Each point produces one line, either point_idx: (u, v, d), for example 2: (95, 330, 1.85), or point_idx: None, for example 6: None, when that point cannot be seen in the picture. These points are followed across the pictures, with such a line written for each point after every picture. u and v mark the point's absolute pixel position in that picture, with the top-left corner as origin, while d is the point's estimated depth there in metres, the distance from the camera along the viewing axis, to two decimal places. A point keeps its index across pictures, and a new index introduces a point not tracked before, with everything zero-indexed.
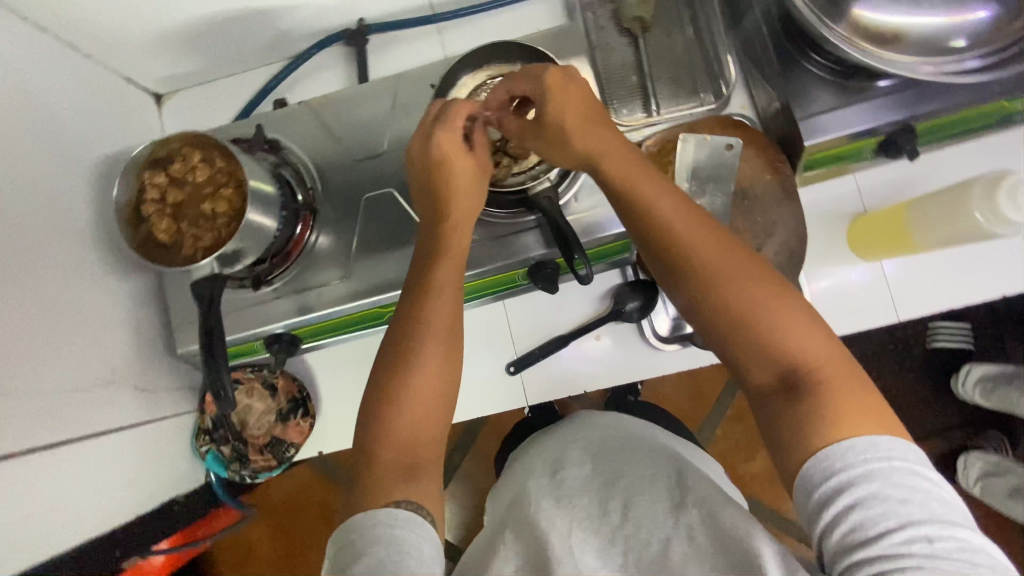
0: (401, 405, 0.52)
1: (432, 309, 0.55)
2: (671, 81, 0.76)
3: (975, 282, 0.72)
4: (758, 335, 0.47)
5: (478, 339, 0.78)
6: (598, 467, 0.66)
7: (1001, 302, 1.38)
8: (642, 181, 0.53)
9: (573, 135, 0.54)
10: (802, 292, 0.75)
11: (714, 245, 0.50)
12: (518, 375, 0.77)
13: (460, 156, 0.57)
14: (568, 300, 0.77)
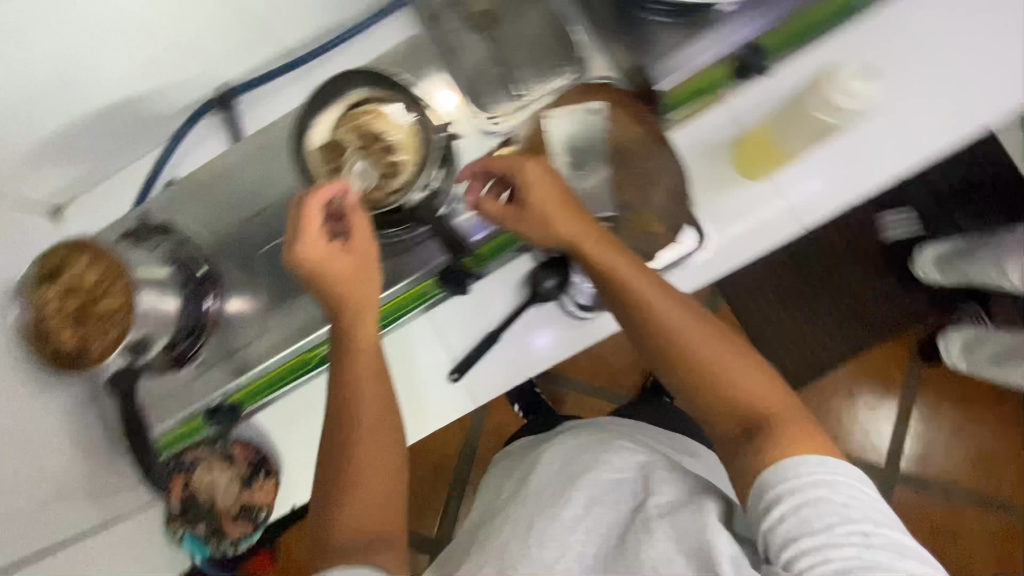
0: (348, 477, 0.55)
1: (368, 392, 0.59)
2: (533, 65, 0.79)
3: (861, 173, 0.73)
4: (720, 379, 0.58)
5: (415, 356, 0.77)
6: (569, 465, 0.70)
7: (938, 181, 1.39)
8: (615, 258, 0.63)
9: (545, 218, 0.64)
10: (709, 227, 0.75)
11: (679, 311, 0.61)
12: (463, 380, 0.77)
13: (337, 258, 0.59)
14: (489, 295, 0.77)
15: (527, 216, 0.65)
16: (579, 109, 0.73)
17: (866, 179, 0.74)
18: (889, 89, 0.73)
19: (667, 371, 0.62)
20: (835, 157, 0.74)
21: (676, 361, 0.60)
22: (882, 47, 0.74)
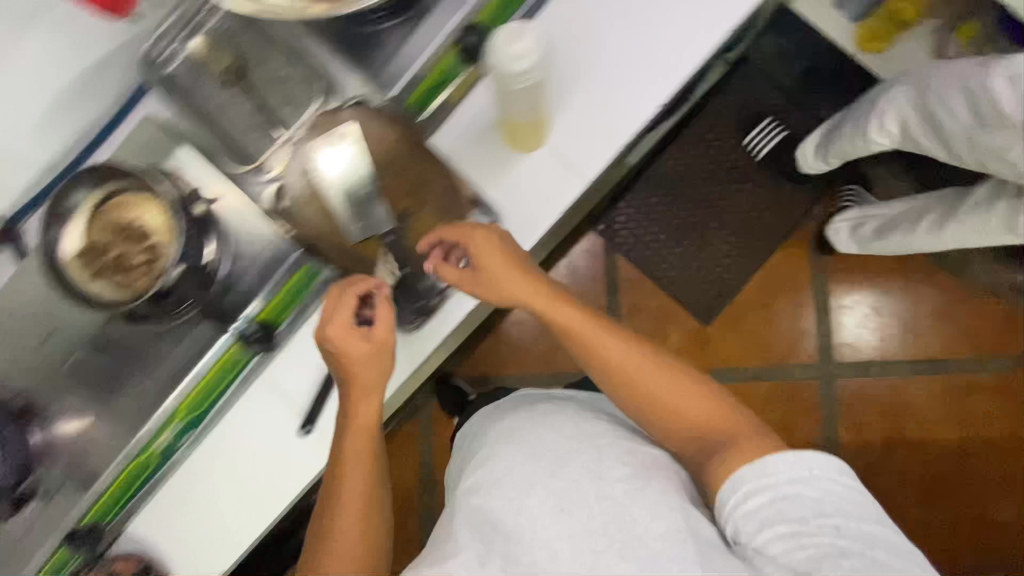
0: (334, 553, 0.67)
1: (355, 469, 0.71)
2: (291, 105, 0.76)
3: (620, 120, 0.75)
4: (680, 411, 0.77)
5: (260, 421, 0.77)
6: (529, 454, 0.77)
7: (779, 80, 1.42)
8: (591, 327, 0.80)
9: (497, 288, 0.69)
10: (497, 210, 0.75)
11: (648, 363, 0.79)
12: (315, 429, 0.77)
13: (352, 345, 0.68)
14: (317, 340, 0.77)
15: (482, 280, 0.68)
16: (329, 136, 0.70)
17: (632, 117, 0.75)
18: (622, 30, 0.75)
19: (621, 391, 0.79)
20: (596, 105, 0.75)
21: (636, 387, 0.78)
22: None
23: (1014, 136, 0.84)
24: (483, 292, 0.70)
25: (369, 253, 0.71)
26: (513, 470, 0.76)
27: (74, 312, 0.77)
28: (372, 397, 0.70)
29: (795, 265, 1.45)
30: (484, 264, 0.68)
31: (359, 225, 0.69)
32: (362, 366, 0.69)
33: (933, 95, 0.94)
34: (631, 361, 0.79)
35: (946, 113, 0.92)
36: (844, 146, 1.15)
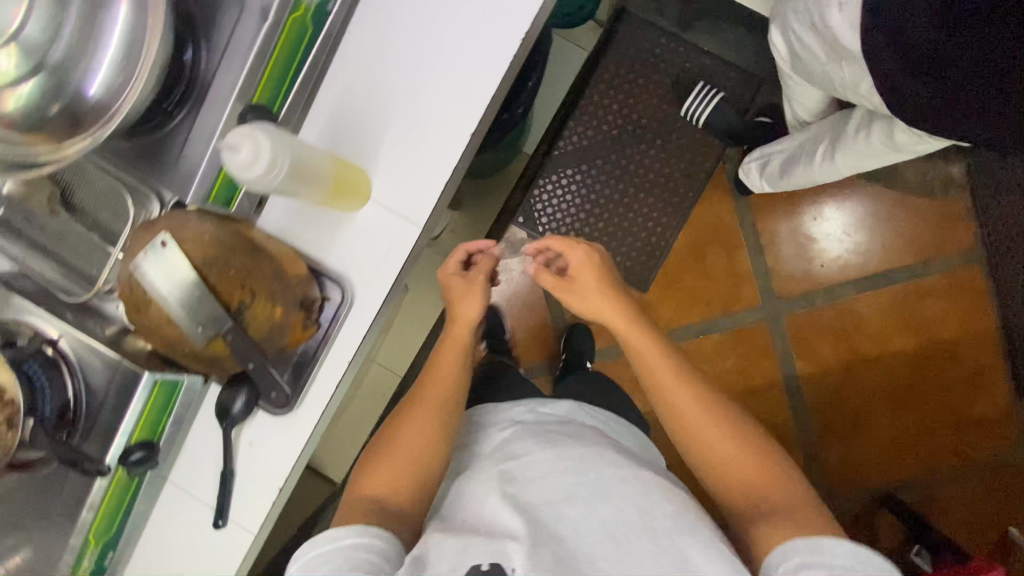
0: (392, 436, 0.81)
1: (439, 380, 0.86)
2: (117, 216, 0.74)
3: (441, 156, 0.72)
4: (708, 452, 0.76)
5: (178, 518, 0.79)
6: (569, 464, 0.73)
7: (664, 27, 1.37)
8: (643, 351, 0.82)
9: (582, 301, 0.85)
10: (340, 274, 0.75)
11: (691, 399, 0.78)
12: (230, 520, 0.78)
13: (460, 286, 0.91)
14: (210, 435, 0.77)
15: (572, 288, 0.85)
16: (142, 252, 0.62)
17: (450, 149, 0.73)
18: (421, 63, 0.71)
19: (669, 419, 0.80)
20: (410, 147, 0.73)
21: (685, 422, 0.78)
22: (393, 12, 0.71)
23: (859, 70, 0.79)
24: (569, 297, 0.86)
25: (218, 352, 0.69)
26: (554, 473, 0.73)
27: None
28: (461, 320, 0.90)
29: (720, 206, 1.43)
30: (579, 274, 0.85)
31: (202, 329, 0.66)
32: (460, 296, 0.90)
33: (791, 31, 0.89)
34: (683, 399, 0.78)
35: (807, 49, 0.87)
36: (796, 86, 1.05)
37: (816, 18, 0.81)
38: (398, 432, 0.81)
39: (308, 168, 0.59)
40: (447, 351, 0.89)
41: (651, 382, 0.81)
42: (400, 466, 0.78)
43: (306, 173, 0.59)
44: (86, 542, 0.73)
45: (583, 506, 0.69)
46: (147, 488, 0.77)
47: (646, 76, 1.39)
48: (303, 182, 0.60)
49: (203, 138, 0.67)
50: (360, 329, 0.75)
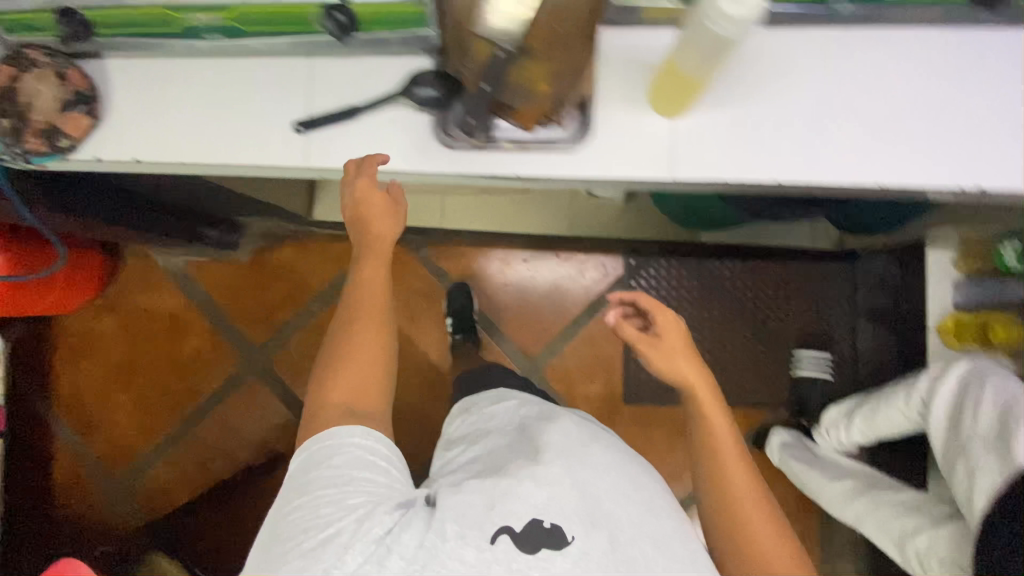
0: (342, 373, 0.85)
1: (371, 287, 0.90)
2: None
3: (747, 162, 0.74)
4: (734, 518, 0.80)
5: (281, 81, 0.76)
6: (620, 474, 0.83)
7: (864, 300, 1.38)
8: (698, 384, 0.85)
9: (661, 362, 0.86)
10: (591, 120, 0.75)
11: (727, 439, 0.84)
12: (307, 137, 0.75)
13: (372, 208, 0.85)
14: (379, 82, 0.74)
15: (657, 345, 0.87)
16: None
17: (754, 170, 0.74)
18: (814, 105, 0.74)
19: (728, 518, 0.81)
20: (738, 133, 0.74)
21: (744, 528, 0.79)
22: (839, 60, 0.74)
23: (995, 474, 0.86)
24: (654, 354, 0.86)
25: (477, 53, 0.69)
26: (598, 461, 0.84)
27: None
28: (384, 231, 0.89)
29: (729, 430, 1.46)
30: (667, 335, 0.87)
31: (489, 16, 0.64)
32: (374, 211, 0.86)
33: (971, 394, 0.95)
34: (749, 497, 0.80)
35: (971, 414, 0.93)
36: (878, 422, 1.11)
37: (1007, 411, 0.88)
38: (352, 343, 0.86)
39: (711, 48, 0.61)
40: (376, 237, 0.89)
41: (702, 427, 0.85)
42: (355, 386, 0.84)
43: (714, 48, 0.61)
44: (222, 11, 0.69)
45: (632, 507, 0.79)
46: (299, 46, 0.74)
47: (813, 305, 1.42)
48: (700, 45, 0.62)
49: None
50: (547, 168, 0.76)
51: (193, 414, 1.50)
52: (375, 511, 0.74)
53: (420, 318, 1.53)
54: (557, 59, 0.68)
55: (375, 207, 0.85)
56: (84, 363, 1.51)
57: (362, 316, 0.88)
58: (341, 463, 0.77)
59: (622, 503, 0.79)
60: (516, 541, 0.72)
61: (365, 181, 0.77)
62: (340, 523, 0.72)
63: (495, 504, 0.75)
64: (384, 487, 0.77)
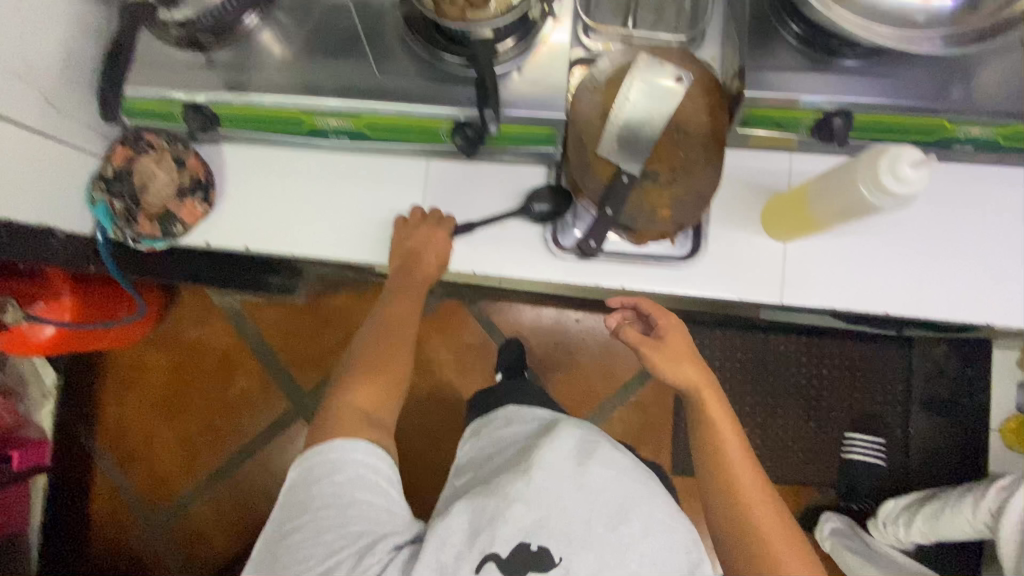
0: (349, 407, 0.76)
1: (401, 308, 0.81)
2: (655, 11, 0.76)
3: (856, 291, 0.74)
4: (752, 538, 0.70)
5: (400, 181, 0.79)
6: (625, 486, 0.72)
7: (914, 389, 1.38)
8: (712, 402, 0.76)
9: (667, 367, 0.76)
10: (706, 240, 0.75)
11: (741, 457, 0.74)
12: None
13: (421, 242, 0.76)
14: (491, 187, 0.79)
15: (661, 350, 0.76)
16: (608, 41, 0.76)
17: (863, 301, 0.74)
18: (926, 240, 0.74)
19: (734, 525, 0.71)
20: (851, 263, 0.74)
21: (754, 531, 0.70)
22: (953, 196, 0.74)
23: None
24: (665, 360, 0.76)
25: (599, 173, 0.71)
26: (613, 482, 0.72)
27: None
28: (423, 266, 0.78)
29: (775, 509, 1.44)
30: (672, 337, 0.77)
31: (615, 144, 0.68)
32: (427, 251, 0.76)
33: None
34: (756, 499, 0.72)
35: None
36: (942, 526, 1.13)
37: None
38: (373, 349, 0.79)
39: (842, 202, 0.61)
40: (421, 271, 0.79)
41: (710, 444, 0.75)
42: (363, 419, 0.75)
43: (842, 196, 0.60)
44: (353, 119, 0.69)
45: (635, 530, 0.69)
46: (421, 151, 0.77)
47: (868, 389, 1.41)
48: (835, 191, 0.62)
49: (803, 86, 0.66)
50: (656, 281, 0.76)
51: (237, 450, 1.50)
52: (371, 543, 0.67)
53: (467, 372, 1.52)
54: (678, 184, 0.70)
55: (431, 251, 0.76)
56: (133, 399, 1.50)
57: (382, 348, 0.80)
58: (343, 482, 0.70)
59: (626, 525, 0.69)
60: (501, 569, 0.66)
61: (437, 236, 0.76)
62: (334, 555, 0.66)
63: (481, 531, 0.68)
64: (384, 514, 0.70)
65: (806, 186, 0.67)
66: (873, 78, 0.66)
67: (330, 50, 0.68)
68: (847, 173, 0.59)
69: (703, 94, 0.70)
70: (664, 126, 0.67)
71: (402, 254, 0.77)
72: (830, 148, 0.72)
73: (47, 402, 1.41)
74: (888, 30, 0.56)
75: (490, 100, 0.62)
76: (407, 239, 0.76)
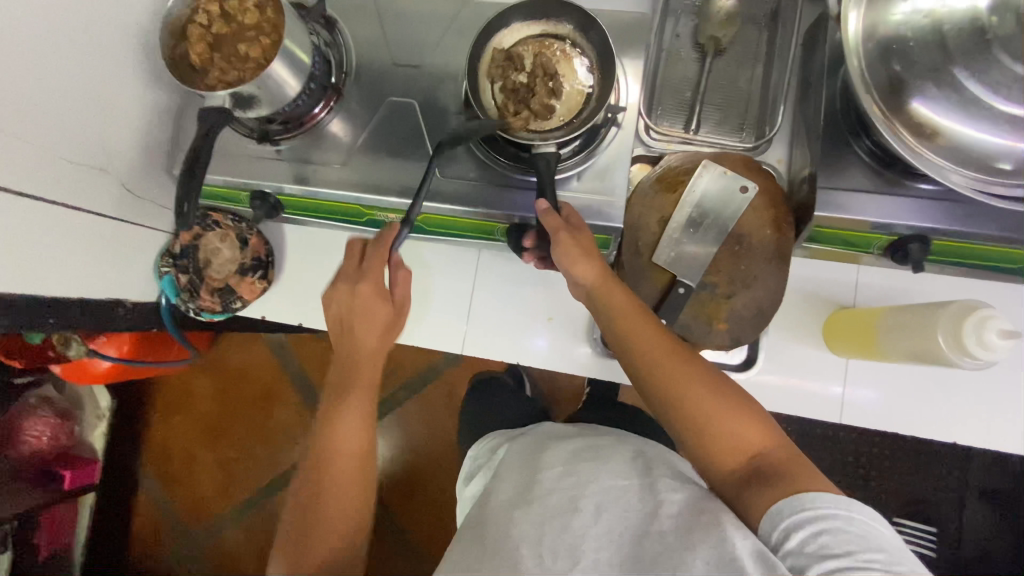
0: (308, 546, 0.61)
1: (352, 437, 0.65)
2: (720, 108, 0.77)
3: (919, 414, 0.71)
4: (692, 424, 0.55)
5: (450, 268, 0.81)
6: (568, 477, 0.61)
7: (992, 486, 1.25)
8: (614, 291, 0.60)
9: (574, 268, 0.59)
10: (762, 356, 0.74)
11: (658, 341, 0.58)
12: (465, 324, 0.81)
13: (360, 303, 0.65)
14: (542, 281, 0.80)
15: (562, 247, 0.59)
16: (669, 144, 0.76)
17: (927, 426, 0.71)
18: (1004, 368, 0.69)
19: (670, 411, 0.56)
20: (919, 384, 0.71)
21: (688, 410, 0.55)
22: None
23: None
24: (565, 254, 0.58)
25: (653, 279, 0.69)
26: (567, 474, 0.62)
27: (449, 66, 0.71)
28: (359, 328, 0.65)
29: None
30: (580, 227, 0.61)
31: (672, 254, 0.69)
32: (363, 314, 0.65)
33: None
34: (684, 378, 0.56)
35: None
36: None
37: None
38: (330, 503, 0.63)
39: (916, 346, 0.59)
40: (367, 365, 0.67)
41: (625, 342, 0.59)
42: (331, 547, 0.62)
43: (917, 339, 0.58)
44: (413, 215, 0.72)
45: (587, 517, 0.56)
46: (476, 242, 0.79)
47: (934, 481, 1.27)
48: (912, 332, 0.59)
49: (876, 209, 0.63)
50: None
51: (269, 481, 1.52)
52: None
53: None
54: (736, 298, 0.68)
55: (374, 317, 0.65)
56: (176, 423, 1.54)
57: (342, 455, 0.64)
58: None
59: (576, 516, 0.57)
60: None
61: (367, 288, 0.64)
62: None
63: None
64: None
65: (881, 310, 0.64)
66: (952, 201, 0.62)
67: (394, 147, 0.70)
68: (931, 317, 0.57)
69: (769, 208, 0.69)
70: (723, 234, 0.69)
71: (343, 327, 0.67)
72: (904, 267, 0.69)
73: (100, 423, 1.49)
74: (966, 176, 0.54)
75: (549, 192, 0.60)
76: (335, 307, 0.67)
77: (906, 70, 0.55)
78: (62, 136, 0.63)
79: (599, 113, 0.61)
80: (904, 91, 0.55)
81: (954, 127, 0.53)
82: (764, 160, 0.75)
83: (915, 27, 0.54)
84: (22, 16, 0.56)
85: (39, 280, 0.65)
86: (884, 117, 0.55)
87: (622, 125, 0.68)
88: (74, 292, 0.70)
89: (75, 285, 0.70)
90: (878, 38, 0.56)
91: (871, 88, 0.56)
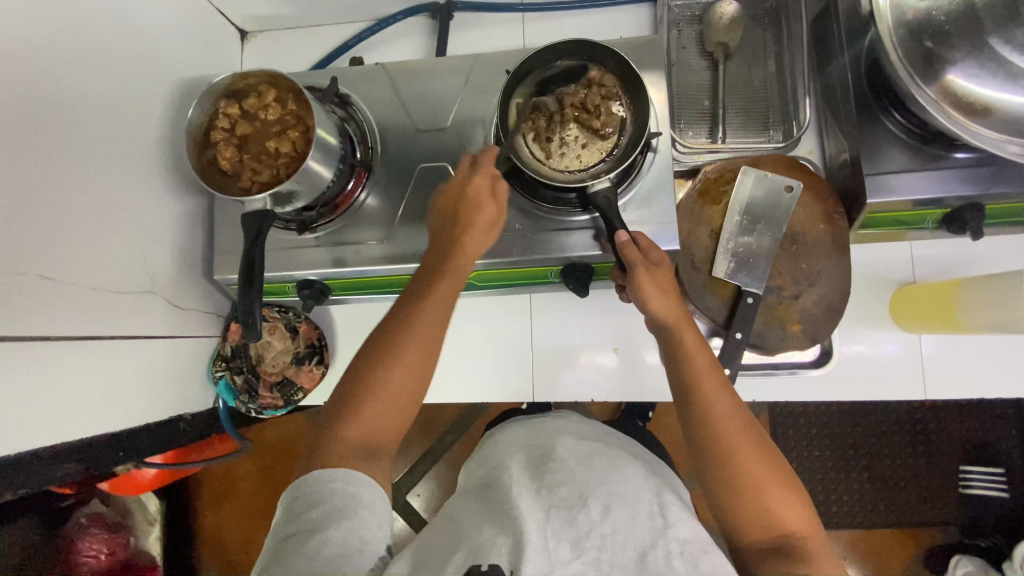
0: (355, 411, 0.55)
1: (425, 326, 0.58)
2: (742, 111, 0.78)
3: (1002, 377, 0.70)
4: (736, 478, 0.54)
5: (504, 318, 0.81)
6: (582, 471, 0.59)
7: None
8: (685, 324, 0.61)
9: (641, 289, 0.60)
10: (834, 349, 0.73)
11: (723, 386, 0.58)
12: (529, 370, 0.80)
13: (478, 193, 0.61)
14: (599, 313, 0.80)
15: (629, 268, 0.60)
16: (702, 154, 0.75)
17: (1011, 388, 0.70)
18: None
19: (715, 461, 0.56)
20: (995, 348, 0.71)
21: (736, 464, 0.54)
22: None
23: None
24: (636, 272, 0.59)
25: (717, 293, 0.69)
26: (580, 466, 0.59)
27: (473, 122, 0.70)
28: (471, 219, 0.61)
29: None
30: (653, 254, 0.61)
31: (731, 263, 0.68)
32: (478, 211, 0.61)
33: None
34: (736, 431, 0.56)
35: None
36: None
37: None
38: (392, 377, 0.56)
39: (1004, 314, 0.61)
40: (458, 262, 0.60)
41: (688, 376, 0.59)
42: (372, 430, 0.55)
43: (1005, 307, 0.61)
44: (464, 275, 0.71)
45: (595, 513, 0.54)
46: (526, 288, 0.79)
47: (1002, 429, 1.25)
48: (999, 300, 0.62)
49: (925, 188, 0.63)
50: (792, 391, 0.74)
51: None
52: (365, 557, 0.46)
53: None
54: (804, 297, 0.68)
55: (481, 213, 0.61)
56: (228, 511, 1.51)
57: (416, 342, 0.57)
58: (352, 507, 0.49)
59: (584, 511, 0.54)
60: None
61: (483, 182, 0.61)
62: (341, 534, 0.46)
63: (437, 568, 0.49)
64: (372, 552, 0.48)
65: (958, 280, 0.66)
66: (995, 165, 0.62)
67: None
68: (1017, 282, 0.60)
69: (817, 202, 0.69)
70: (779, 236, 0.68)
71: (441, 220, 0.63)
72: (959, 236, 0.69)
73: (153, 528, 1.32)
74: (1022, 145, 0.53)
75: (615, 219, 0.61)
76: (443, 198, 0.63)
77: (940, 46, 0.54)
78: (102, 268, 0.61)
79: (641, 146, 0.61)
80: (941, 64, 0.54)
81: (1006, 100, 0.53)
82: (796, 154, 0.76)
83: (944, 7, 0.54)
84: (52, 164, 0.56)
85: (99, 417, 0.63)
86: (927, 95, 0.54)
87: (659, 149, 0.67)
88: (135, 419, 0.69)
89: (134, 413, 0.68)
90: (906, 20, 0.55)
91: (901, 56, 0.55)
